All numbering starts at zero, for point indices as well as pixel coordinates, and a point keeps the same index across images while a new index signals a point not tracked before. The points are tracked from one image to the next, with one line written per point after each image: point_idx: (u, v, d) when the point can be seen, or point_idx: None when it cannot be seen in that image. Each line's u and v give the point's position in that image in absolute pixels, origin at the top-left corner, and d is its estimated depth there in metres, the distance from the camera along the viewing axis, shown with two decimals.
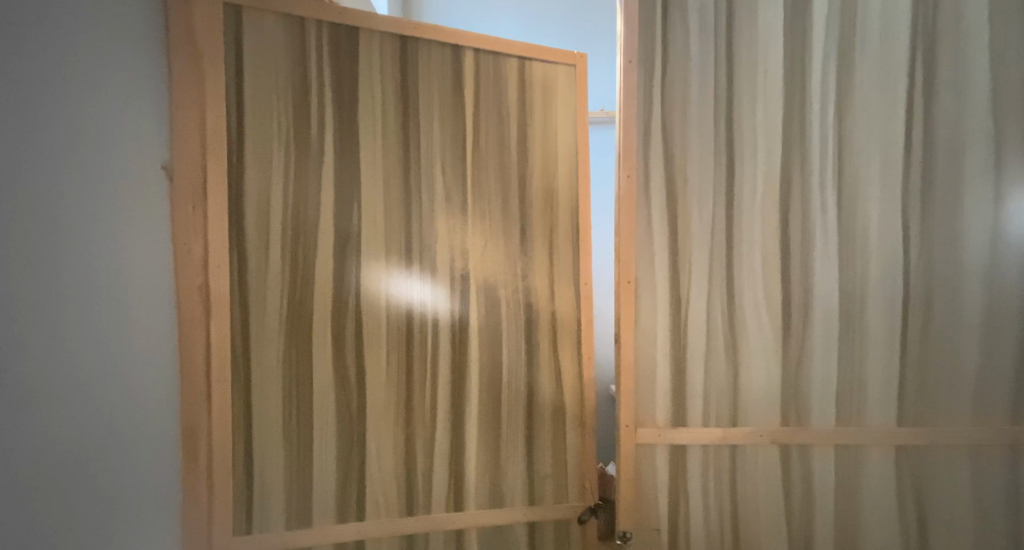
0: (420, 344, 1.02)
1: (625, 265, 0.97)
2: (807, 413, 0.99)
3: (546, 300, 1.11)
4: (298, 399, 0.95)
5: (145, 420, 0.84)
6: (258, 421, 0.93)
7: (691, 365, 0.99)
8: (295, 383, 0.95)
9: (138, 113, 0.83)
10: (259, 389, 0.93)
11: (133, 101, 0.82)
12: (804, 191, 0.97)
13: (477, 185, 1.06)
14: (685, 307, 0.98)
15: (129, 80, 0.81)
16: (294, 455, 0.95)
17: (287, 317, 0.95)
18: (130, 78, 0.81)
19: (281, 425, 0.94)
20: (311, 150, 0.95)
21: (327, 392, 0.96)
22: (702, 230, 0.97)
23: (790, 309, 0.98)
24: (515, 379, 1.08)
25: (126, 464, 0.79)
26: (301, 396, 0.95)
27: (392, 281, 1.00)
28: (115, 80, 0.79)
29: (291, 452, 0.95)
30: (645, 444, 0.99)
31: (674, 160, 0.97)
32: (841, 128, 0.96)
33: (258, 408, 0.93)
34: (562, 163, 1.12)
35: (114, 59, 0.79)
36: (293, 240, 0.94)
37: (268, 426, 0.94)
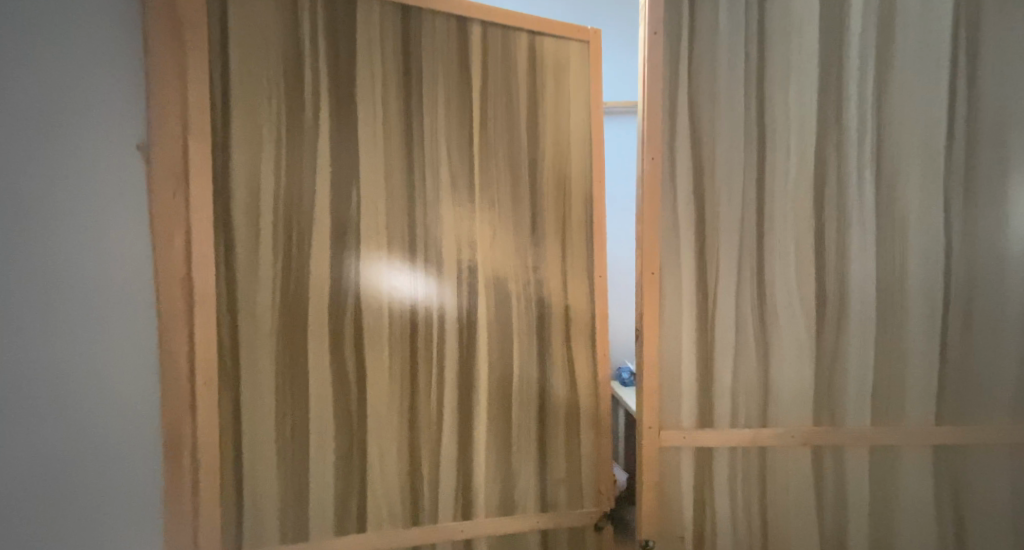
0: (425, 344, 0.94)
1: (649, 256, 0.89)
2: (840, 413, 0.93)
3: (559, 294, 1.03)
4: (292, 403, 0.87)
5: (128, 423, 0.78)
6: (248, 429, 0.84)
7: (718, 364, 0.91)
8: (289, 384, 0.86)
9: (112, 90, 0.75)
10: (251, 394, 0.85)
11: (108, 77, 0.75)
12: (840, 175, 0.90)
13: (485, 171, 0.98)
14: (712, 302, 0.91)
15: (100, 54, 0.74)
16: (289, 464, 0.87)
17: (280, 314, 0.86)
18: (101, 51, 0.74)
19: (274, 434, 0.86)
20: (306, 130, 0.87)
21: (325, 396, 0.88)
22: (731, 218, 0.90)
23: (825, 303, 0.91)
24: (526, 378, 1.01)
25: (120, 460, 0.77)
26: (296, 400, 0.87)
27: (393, 276, 0.92)
28: (83, 63, 0.73)
29: (285, 460, 0.87)
30: (669, 448, 0.92)
31: (702, 141, 0.89)
32: (879, 107, 0.90)
33: (249, 414, 0.84)
34: (575, 148, 1.04)
35: (81, 38, 0.73)
36: (286, 230, 0.86)
37: (261, 434, 0.85)
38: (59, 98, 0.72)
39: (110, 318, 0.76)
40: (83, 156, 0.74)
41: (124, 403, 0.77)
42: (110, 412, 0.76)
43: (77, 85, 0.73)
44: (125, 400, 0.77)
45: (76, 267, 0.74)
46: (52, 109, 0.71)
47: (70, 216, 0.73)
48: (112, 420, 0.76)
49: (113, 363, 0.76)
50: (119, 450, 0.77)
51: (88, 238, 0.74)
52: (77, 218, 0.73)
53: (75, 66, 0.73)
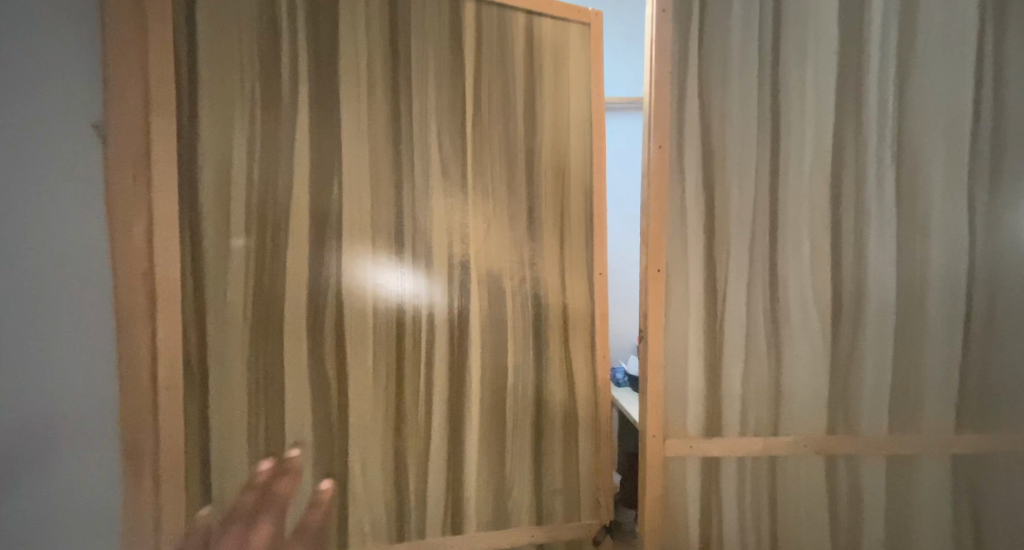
0: (413, 346, 0.87)
1: (654, 251, 0.83)
2: (856, 421, 0.87)
3: (556, 292, 0.96)
4: (266, 409, 0.80)
5: (81, 428, 0.70)
6: (217, 437, 0.77)
7: (728, 368, 0.85)
8: (263, 388, 0.79)
9: (68, 62, 0.69)
10: (221, 398, 0.77)
11: (63, 49, 0.69)
12: (858, 166, 0.84)
13: (479, 160, 0.91)
14: (722, 301, 0.84)
15: (57, 25, 0.68)
16: None
17: (252, 311, 0.78)
18: (59, 21, 0.68)
19: (246, 442, 0.79)
20: (282, 110, 0.79)
21: (302, 400, 0.81)
22: (742, 211, 0.84)
23: (842, 303, 0.85)
24: (521, 382, 0.94)
25: (72, 467, 0.70)
26: (270, 405, 0.80)
27: (379, 273, 0.85)
28: (41, 35, 0.68)
29: (258, 472, 0.79)
30: (674, 458, 0.86)
31: (712, 128, 0.83)
32: (900, 95, 0.84)
33: (218, 420, 0.77)
34: (574, 136, 0.98)
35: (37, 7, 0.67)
36: (260, 219, 0.78)
37: (231, 442, 0.78)
38: (19, 71, 0.67)
39: (63, 311, 0.69)
40: (41, 133, 0.68)
41: (76, 407, 0.70)
42: (63, 415, 0.70)
43: (34, 58, 0.67)
44: (78, 404, 0.70)
45: (29, 253, 0.68)
46: (9, 83, 0.66)
47: (27, 200, 0.67)
48: (66, 422, 0.70)
49: (66, 361, 0.70)
50: (71, 457, 0.70)
51: (45, 223, 0.68)
52: (32, 202, 0.68)
53: (31, 37, 0.67)
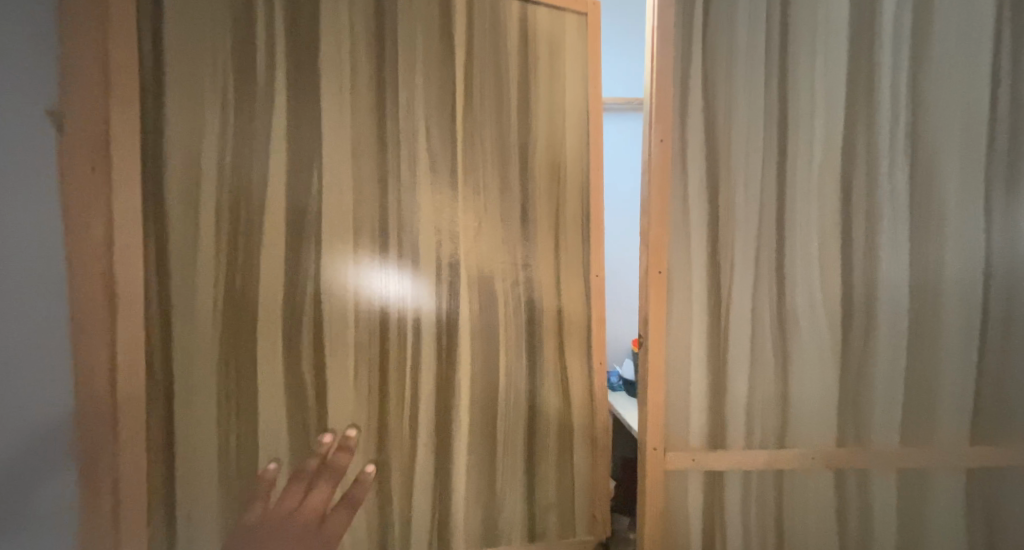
0: (398, 352, 0.82)
1: (655, 252, 0.78)
2: (866, 432, 0.82)
3: (551, 295, 0.91)
4: (238, 419, 0.74)
5: (34, 448, 0.64)
6: (184, 449, 0.71)
7: (733, 376, 0.80)
8: (234, 396, 0.74)
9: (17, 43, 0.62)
10: (187, 410, 0.71)
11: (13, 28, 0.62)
12: (870, 163, 0.80)
13: (470, 154, 0.86)
14: (726, 305, 0.80)
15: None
16: (233, 490, 0.74)
17: (223, 314, 0.73)
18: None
19: (216, 455, 0.73)
20: (257, 99, 0.74)
21: (278, 409, 0.76)
22: (748, 210, 0.79)
23: (853, 308, 0.80)
24: (513, 390, 0.89)
25: (24, 491, 0.63)
26: (242, 416, 0.74)
27: (362, 274, 0.80)
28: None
29: (229, 486, 0.74)
30: (676, 471, 0.81)
31: (716, 121, 0.78)
32: (915, 88, 0.80)
33: (184, 431, 0.71)
34: (570, 130, 0.93)
35: None
36: (232, 215, 0.73)
37: (199, 455, 0.72)
38: None
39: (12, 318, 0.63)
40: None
41: (28, 425, 0.64)
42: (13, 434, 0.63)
43: None
44: (30, 421, 0.64)
45: None
46: None
47: None
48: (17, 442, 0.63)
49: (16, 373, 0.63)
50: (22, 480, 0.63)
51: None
52: None
53: None
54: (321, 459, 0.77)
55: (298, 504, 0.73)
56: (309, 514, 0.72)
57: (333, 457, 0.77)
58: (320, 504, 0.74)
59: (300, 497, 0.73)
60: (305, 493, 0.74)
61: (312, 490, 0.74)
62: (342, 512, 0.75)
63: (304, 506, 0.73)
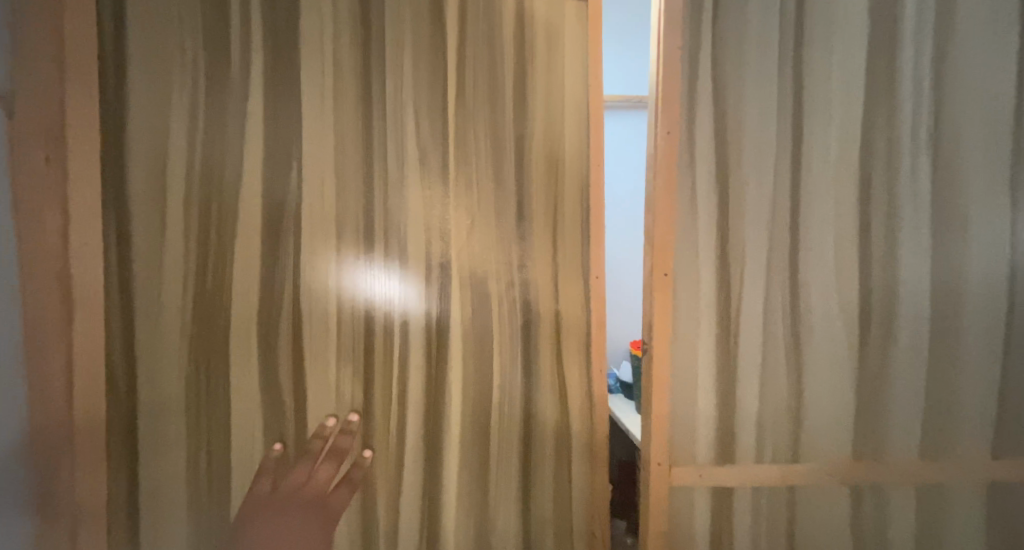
0: (383, 357, 0.77)
1: (660, 253, 0.72)
2: (884, 445, 0.77)
3: (548, 299, 0.82)
4: (206, 419, 0.73)
5: None
6: (150, 447, 0.72)
7: (742, 385, 0.75)
8: (201, 396, 0.73)
9: None
10: (157, 408, 0.72)
11: None
12: (890, 158, 0.75)
13: (462, 146, 0.79)
14: (735, 309, 0.74)
15: None
16: (201, 491, 0.73)
17: (192, 313, 0.72)
18: None
19: (184, 454, 0.73)
20: (229, 94, 0.71)
21: (250, 410, 0.74)
22: (760, 207, 0.74)
23: (870, 313, 0.75)
24: (507, 401, 0.82)
25: None
26: (212, 418, 0.73)
27: (346, 274, 0.76)
28: None
29: (197, 487, 0.73)
30: (680, 487, 0.76)
31: (726, 112, 0.73)
32: (938, 78, 0.75)
33: (150, 429, 0.72)
34: (568, 114, 0.82)
35: None
36: (202, 214, 0.71)
37: (167, 454, 0.72)
38: None
39: None
40: None
41: None
42: None
43: None
44: None
45: None
46: None
47: None
48: None
49: None
50: None
51: None
52: None
53: None
54: (324, 442, 0.76)
55: (305, 479, 0.75)
56: (314, 487, 0.75)
57: (335, 441, 0.76)
58: (325, 480, 0.76)
59: (306, 473, 0.75)
60: (311, 469, 0.76)
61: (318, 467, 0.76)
62: (344, 491, 0.76)
63: (311, 481, 0.75)
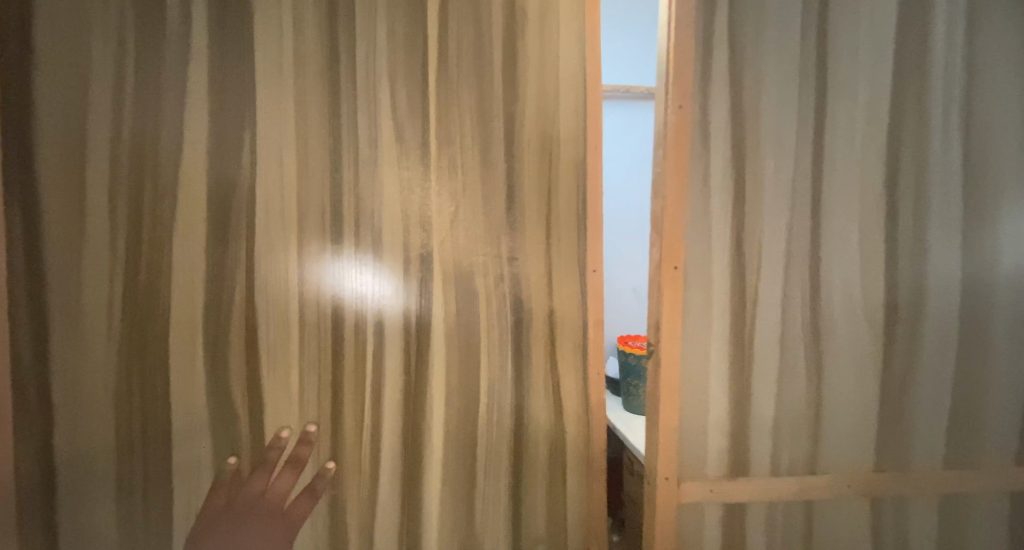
0: (354, 362, 0.68)
1: (671, 243, 0.64)
2: (907, 454, 0.71)
3: (540, 294, 0.74)
4: (138, 428, 0.63)
5: None
6: (71, 458, 0.62)
7: (757, 391, 0.68)
8: (132, 401, 0.63)
9: None
10: (80, 420, 0.62)
11: None
12: (919, 140, 0.68)
13: (445, 122, 0.69)
14: (751, 306, 0.67)
15: None
16: (133, 509, 0.63)
17: (120, 305, 0.62)
18: None
19: (112, 469, 0.63)
20: (166, 59, 0.62)
21: (194, 418, 0.64)
22: (779, 192, 0.66)
23: (895, 309, 0.68)
24: (496, 410, 0.73)
25: None
26: (147, 432, 0.63)
27: (311, 268, 0.66)
28: None
29: (128, 505, 0.63)
30: (690, 505, 0.68)
31: (744, 85, 0.65)
32: (971, 53, 0.68)
33: (70, 438, 0.62)
34: (562, 84, 0.72)
35: None
36: (131, 193, 0.62)
37: (91, 466, 0.63)
38: None
39: None
40: None
41: None
42: None
43: None
44: None
45: None
46: None
47: None
48: None
49: None
50: None
51: None
52: None
53: None
54: (281, 453, 0.66)
55: (259, 493, 0.65)
56: (271, 502, 0.65)
57: (293, 449, 0.66)
58: (283, 492, 0.65)
59: (261, 485, 0.65)
60: (267, 481, 0.65)
61: (274, 479, 0.66)
62: (307, 503, 0.66)
63: (267, 493, 0.65)
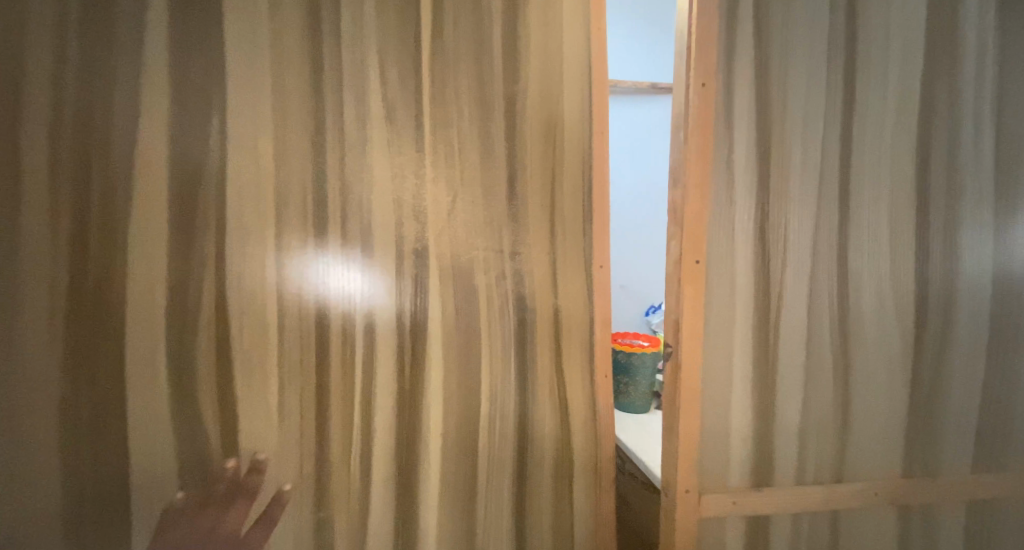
0: (341, 370, 0.61)
1: (692, 235, 0.59)
2: (936, 458, 0.67)
3: (545, 292, 0.67)
4: (90, 448, 0.55)
5: None
6: (10, 484, 0.54)
7: (783, 395, 0.63)
8: (82, 417, 0.55)
9: None
10: (20, 444, 0.54)
11: None
12: (952, 124, 0.63)
13: (441, 103, 0.62)
14: (776, 303, 0.61)
15: None
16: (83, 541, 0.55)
17: (67, 308, 0.54)
18: None
19: (60, 495, 0.55)
20: (117, 28, 0.55)
21: (156, 435, 0.57)
22: (806, 179, 0.61)
23: (925, 305, 0.64)
24: (498, 420, 0.66)
25: None
26: (99, 455, 0.55)
27: (292, 266, 0.59)
28: None
29: (78, 535, 0.55)
30: (711, 519, 0.63)
31: (770, 63, 0.59)
32: (1005, 31, 0.64)
33: (9, 461, 0.54)
34: (568, 62, 0.66)
35: None
36: (78, 180, 0.54)
37: (33, 492, 0.55)
38: None
39: None
40: None
41: None
42: None
43: None
44: None
45: None
46: None
47: None
48: None
49: None
50: None
51: None
52: None
53: None
54: (228, 484, 0.58)
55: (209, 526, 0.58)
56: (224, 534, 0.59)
57: (242, 479, 0.59)
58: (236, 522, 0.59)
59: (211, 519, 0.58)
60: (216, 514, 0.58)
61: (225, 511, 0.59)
62: (263, 531, 0.59)
63: (218, 526, 0.58)
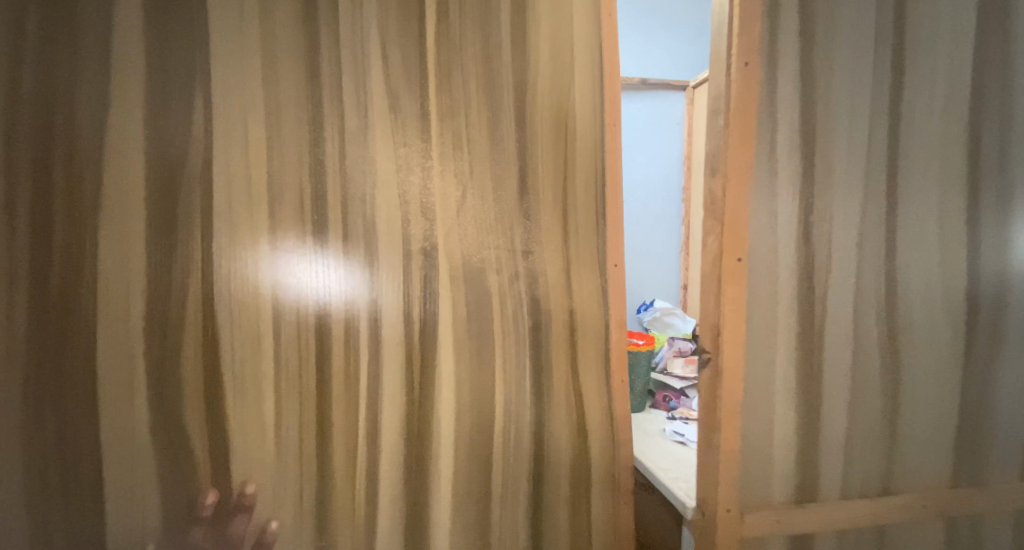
0: (344, 386, 0.54)
1: (732, 230, 0.53)
2: (984, 466, 0.62)
3: (566, 294, 0.61)
4: (59, 474, 0.49)
5: None
6: None
7: (828, 402, 0.58)
8: (49, 441, 0.49)
9: None
10: None
11: None
12: (1001, 109, 0.59)
13: (450, 87, 0.56)
14: (821, 303, 0.56)
15: None
16: None
17: (31, 318, 0.48)
18: None
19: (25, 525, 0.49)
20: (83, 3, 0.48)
21: (133, 462, 0.50)
22: (852, 167, 0.56)
23: (975, 302, 0.60)
24: (516, 438, 0.60)
25: None
26: (68, 482, 0.49)
27: (287, 269, 0.52)
28: None
29: None
30: (753, 540, 0.57)
31: (814, 41, 0.54)
32: None
33: None
34: (588, 42, 0.60)
35: None
36: (41, 175, 0.48)
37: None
38: None
39: None
40: None
41: None
42: None
43: None
44: None
45: None
46: None
47: None
48: None
49: None
50: None
51: None
52: None
53: None
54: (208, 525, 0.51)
55: None
56: None
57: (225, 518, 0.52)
58: None
59: None
60: None
61: None
62: None
63: None
